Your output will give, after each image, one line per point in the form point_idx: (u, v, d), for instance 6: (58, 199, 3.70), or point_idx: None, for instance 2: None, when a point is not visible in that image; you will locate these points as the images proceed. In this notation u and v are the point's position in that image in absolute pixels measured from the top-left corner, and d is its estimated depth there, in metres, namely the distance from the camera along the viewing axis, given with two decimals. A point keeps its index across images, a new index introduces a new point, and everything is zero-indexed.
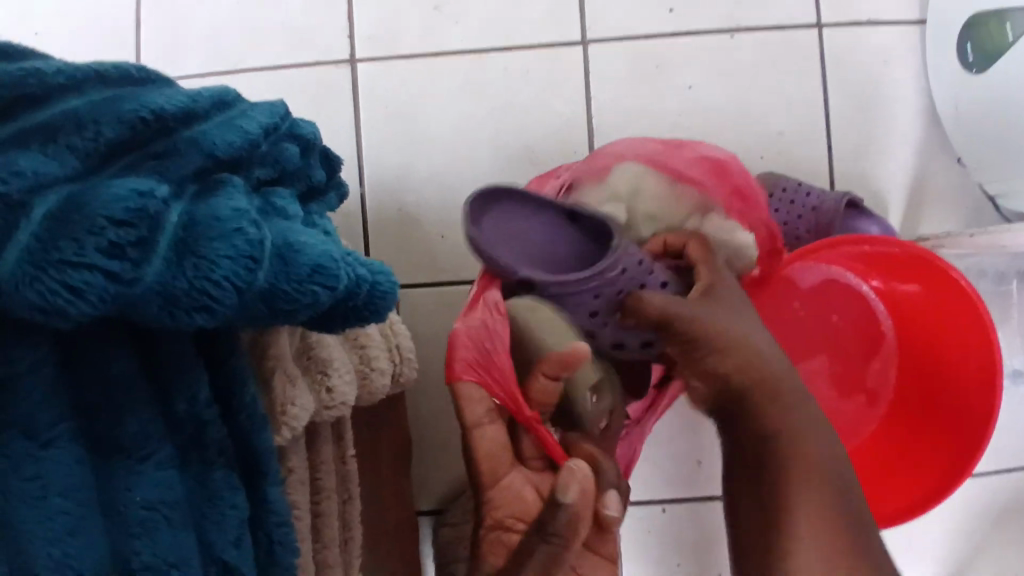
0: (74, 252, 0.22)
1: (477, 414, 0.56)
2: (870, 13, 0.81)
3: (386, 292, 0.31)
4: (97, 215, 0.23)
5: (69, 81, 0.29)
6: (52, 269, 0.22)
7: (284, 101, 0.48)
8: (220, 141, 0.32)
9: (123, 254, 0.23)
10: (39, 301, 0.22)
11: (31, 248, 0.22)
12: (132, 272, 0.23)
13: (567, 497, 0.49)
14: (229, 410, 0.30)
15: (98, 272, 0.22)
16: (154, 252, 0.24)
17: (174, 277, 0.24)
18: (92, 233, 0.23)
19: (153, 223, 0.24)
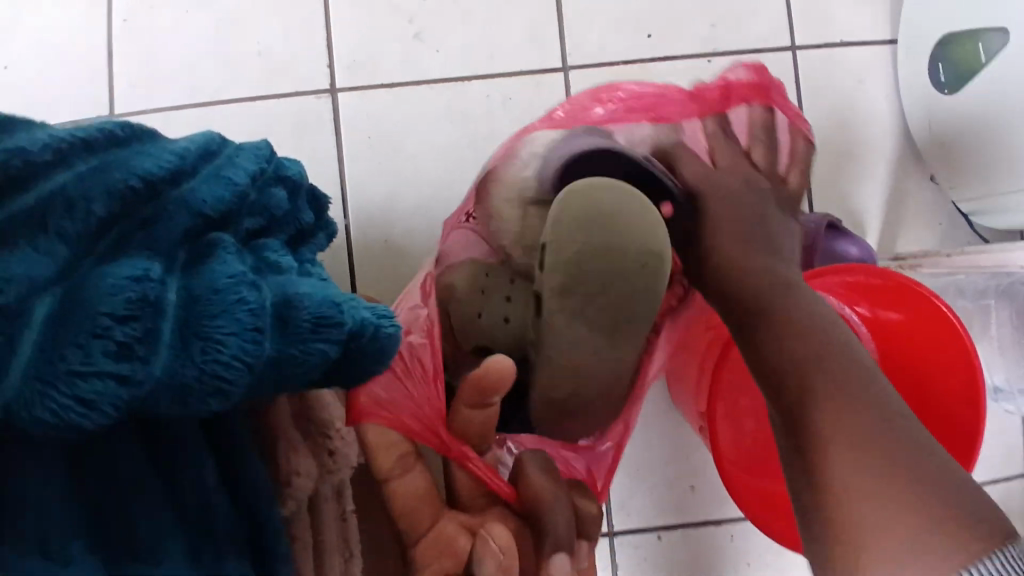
0: (80, 361, 0.24)
1: (384, 466, 0.49)
2: (844, 35, 0.83)
3: (393, 334, 0.31)
4: (99, 314, 0.24)
5: (54, 156, 0.27)
6: (61, 381, 0.24)
7: (268, 141, 0.46)
8: (210, 197, 0.31)
9: (131, 353, 0.24)
10: (52, 417, 0.24)
11: (41, 362, 0.24)
12: (141, 370, 0.24)
13: (484, 570, 0.45)
14: (235, 491, 0.30)
15: (108, 377, 0.24)
16: (160, 343, 0.25)
17: (183, 366, 0.25)
18: (97, 336, 0.24)
19: (154, 313, 0.25)
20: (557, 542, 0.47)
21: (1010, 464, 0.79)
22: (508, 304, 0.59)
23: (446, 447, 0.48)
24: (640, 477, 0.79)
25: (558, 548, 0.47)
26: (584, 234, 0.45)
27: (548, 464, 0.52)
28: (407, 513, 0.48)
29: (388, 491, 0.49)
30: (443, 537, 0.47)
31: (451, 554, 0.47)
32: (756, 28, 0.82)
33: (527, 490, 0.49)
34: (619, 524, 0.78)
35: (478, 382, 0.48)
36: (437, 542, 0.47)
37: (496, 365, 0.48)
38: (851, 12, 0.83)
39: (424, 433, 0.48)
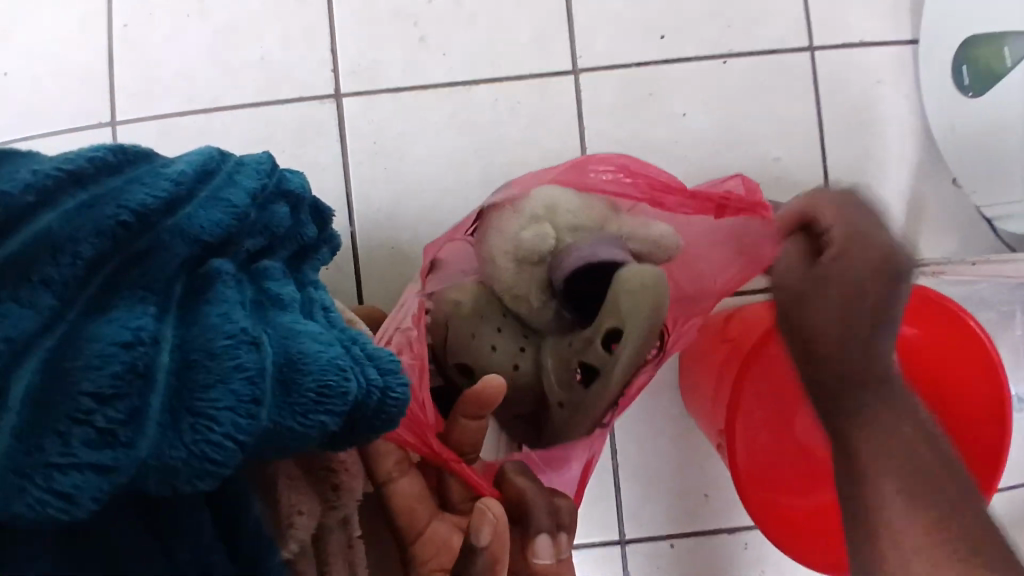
0: (59, 453, 0.23)
1: (386, 467, 0.44)
2: (862, 35, 0.80)
3: (400, 399, 0.29)
4: (80, 396, 0.23)
5: (40, 195, 0.25)
6: (38, 476, 0.23)
7: (268, 153, 0.44)
8: (208, 223, 0.30)
9: (113, 440, 0.24)
10: (31, 511, 0.23)
11: (19, 451, 0.23)
12: (124, 456, 0.24)
13: (481, 540, 0.42)
14: (235, 541, 0.29)
15: (88, 470, 0.23)
16: (147, 422, 0.24)
17: (170, 447, 0.24)
18: (78, 421, 0.23)
19: (141, 385, 0.24)
20: (539, 528, 0.46)
21: None
22: (498, 334, 0.58)
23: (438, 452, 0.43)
24: (651, 489, 0.77)
25: (540, 534, 0.46)
26: (636, 316, 0.49)
27: (523, 466, 0.50)
28: (402, 516, 0.43)
29: (386, 494, 0.44)
30: (436, 540, 0.43)
31: (447, 552, 0.43)
32: (772, 27, 0.79)
33: (510, 490, 0.47)
34: (630, 534, 0.77)
35: (473, 396, 0.45)
36: (430, 543, 0.43)
37: (495, 379, 0.46)
38: (870, 11, 0.80)
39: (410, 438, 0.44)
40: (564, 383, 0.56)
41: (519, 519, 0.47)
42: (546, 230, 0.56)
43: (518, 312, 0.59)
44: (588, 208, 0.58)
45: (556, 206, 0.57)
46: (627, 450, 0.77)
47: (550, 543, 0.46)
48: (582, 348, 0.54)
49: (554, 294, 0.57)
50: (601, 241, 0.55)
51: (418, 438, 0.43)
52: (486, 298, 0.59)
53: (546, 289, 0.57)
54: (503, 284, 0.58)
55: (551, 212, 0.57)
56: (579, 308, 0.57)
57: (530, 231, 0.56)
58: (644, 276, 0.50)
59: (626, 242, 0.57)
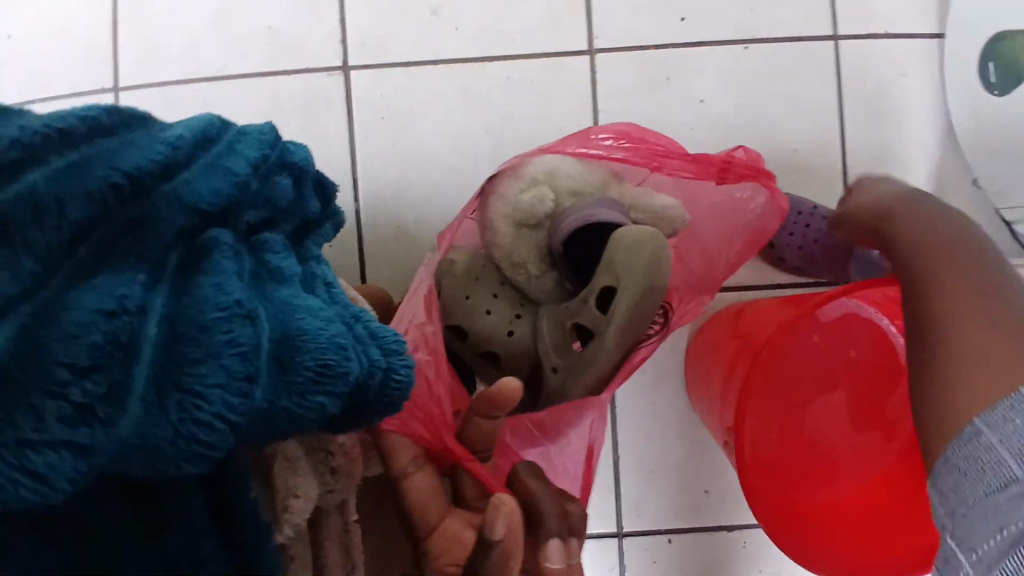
0: (33, 428, 0.22)
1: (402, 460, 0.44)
2: (887, 24, 0.77)
3: (402, 381, 0.28)
4: (60, 367, 0.22)
5: (23, 152, 0.23)
6: (12, 454, 0.22)
7: (272, 124, 0.43)
8: (206, 190, 0.28)
9: (93, 417, 0.22)
10: (2, 491, 0.22)
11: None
12: (103, 434, 0.22)
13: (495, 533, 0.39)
14: (229, 526, 0.28)
15: (63, 449, 0.22)
16: (131, 397, 0.23)
17: (156, 427, 0.23)
18: (54, 397, 0.22)
19: (123, 360, 0.23)
20: (550, 533, 0.43)
21: None
22: (494, 299, 0.56)
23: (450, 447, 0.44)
24: (653, 481, 0.76)
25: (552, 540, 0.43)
26: (630, 275, 0.48)
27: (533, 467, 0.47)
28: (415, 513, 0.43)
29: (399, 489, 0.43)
30: (449, 535, 0.42)
31: (461, 548, 0.42)
32: (795, 13, 0.77)
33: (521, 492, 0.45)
34: (630, 526, 0.76)
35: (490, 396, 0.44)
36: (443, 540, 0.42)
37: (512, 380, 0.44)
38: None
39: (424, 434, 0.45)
40: (560, 348, 0.53)
41: (528, 522, 0.44)
42: (546, 195, 0.54)
43: (516, 281, 0.57)
44: (588, 174, 0.55)
45: (555, 173, 0.55)
46: (630, 442, 0.76)
47: (563, 549, 0.44)
48: (575, 311, 0.53)
49: (553, 261, 0.56)
50: (602, 206, 0.54)
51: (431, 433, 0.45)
52: (482, 263, 0.57)
53: (546, 256, 0.56)
54: (500, 250, 0.56)
55: (552, 177, 0.55)
56: (579, 273, 0.56)
57: (529, 195, 0.54)
58: (639, 238, 0.48)
59: (628, 211, 0.55)
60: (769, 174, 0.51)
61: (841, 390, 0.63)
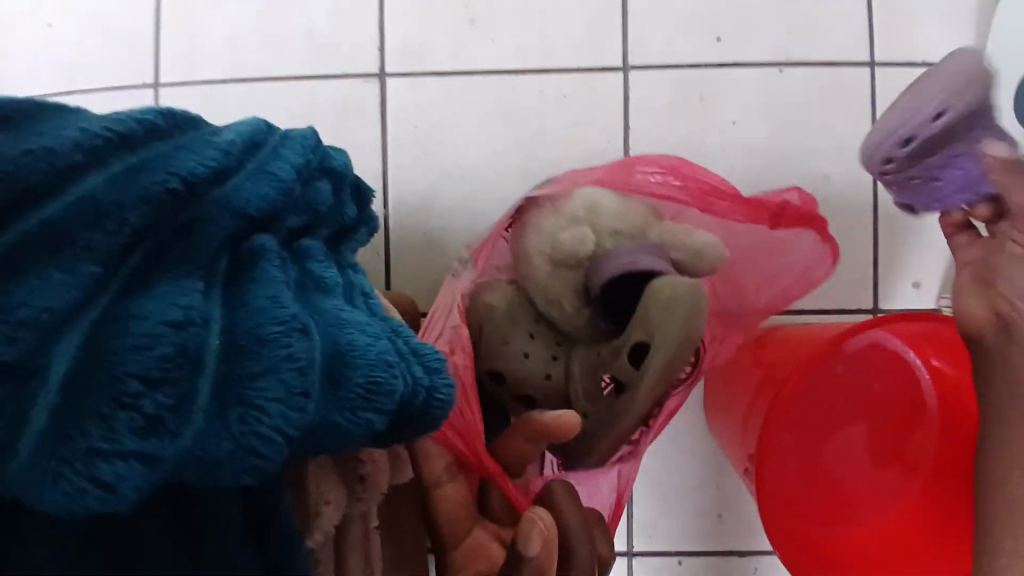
0: (103, 439, 0.22)
1: (435, 471, 0.46)
2: (927, 53, 0.77)
3: (444, 400, 0.28)
4: (128, 375, 0.23)
5: (86, 158, 0.24)
6: (79, 461, 0.22)
7: (314, 129, 0.43)
8: (255, 198, 0.28)
9: (160, 428, 0.23)
10: (68, 499, 0.22)
11: (64, 438, 0.22)
12: (171, 446, 0.23)
13: (529, 550, 0.42)
14: (265, 538, 0.28)
15: (132, 459, 0.22)
16: (195, 408, 0.23)
17: (215, 440, 0.23)
18: (124, 407, 0.23)
19: (188, 374, 0.23)
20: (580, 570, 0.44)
21: None
22: (530, 340, 0.57)
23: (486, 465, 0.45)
24: (668, 502, 0.76)
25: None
26: (668, 330, 0.48)
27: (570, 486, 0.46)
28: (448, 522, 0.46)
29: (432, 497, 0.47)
30: (477, 546, 0.46)
31: (486, 558, 0.46)
32: (833, 39, 0.77)
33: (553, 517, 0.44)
34: (640, 546, 0.76)
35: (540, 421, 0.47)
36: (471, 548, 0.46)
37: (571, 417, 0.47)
38: (936, 28, 0.77)
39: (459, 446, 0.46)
40: (592, 395, 0.55)
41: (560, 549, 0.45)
42: (585, 236, 0.54)
43: (550, 317, 0.57)
44: (630, 215, 0.55)
45: (596, 216, 0.54)
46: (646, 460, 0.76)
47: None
48: (609, 360, 0.54)
49: (588, 301, 0.55)
50: (641, 249, 0.54)
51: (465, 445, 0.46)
52: (519, 301, 0.58)
53: (581, 296, 0.56)
54: (536, 290, 0.56)
55: (591, 216, 0.55)
56: (616, 314, 0.55)
57: (566, 239, 0.54)
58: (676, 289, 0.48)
59: (667, 252, 0.55)
60: (824, 222, 0.53)
61: (863, 423, 0.62)
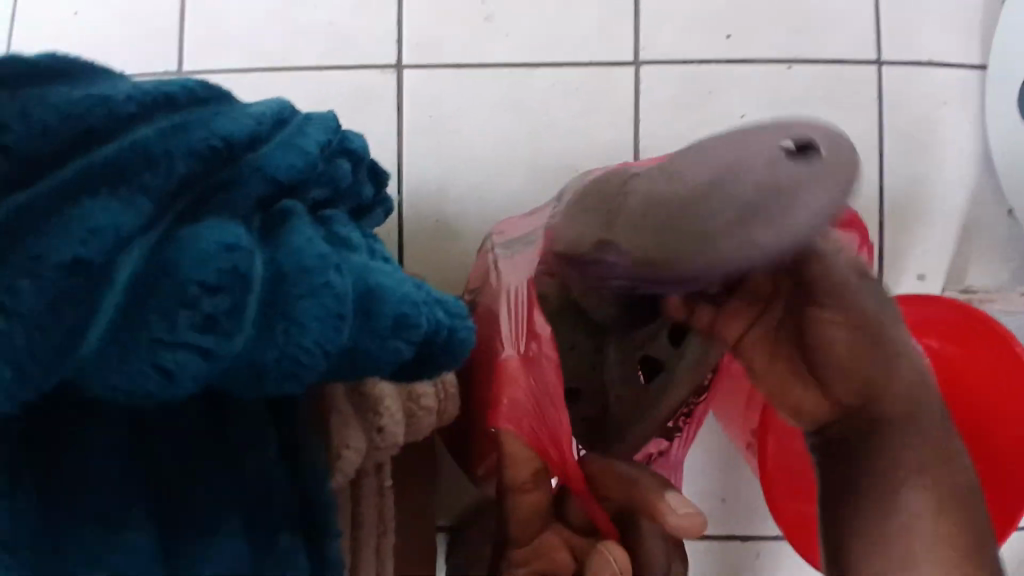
0: (166, 331, 0.23)
1: (521, 476, 0.49)
2: (933, 52, 0.79)
3: (463, 339, 0.30)
4: (188, 282, 0.23)
5: (138, 108, 0.26)
6: (141, 350, 0.23)
7: (334, 111, 0.45)
8: (284, 165, 0.30)
9: (216, 328, 0.23)
10: (129, 384, 0.23)
11: (124, 331, 0.23)
12: (224, 345, 0.24)
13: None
14: (297, 464, 0.30)
15: (192, 351, 0.23)
16: (246, 317, 0.24)
17: (263, 347, 0.25)
18: (185, 306, 0.23)
19: (242, 287, 0.24)
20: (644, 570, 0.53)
21: None
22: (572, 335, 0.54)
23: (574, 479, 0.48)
24: None
25: None
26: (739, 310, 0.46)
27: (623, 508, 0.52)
28: (521, 521, 0.51)
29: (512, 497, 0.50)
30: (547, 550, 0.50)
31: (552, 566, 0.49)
32: (839, 36, 0.78)
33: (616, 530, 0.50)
34: None
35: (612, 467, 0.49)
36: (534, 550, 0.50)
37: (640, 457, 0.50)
38: (940, 28, 0.78)
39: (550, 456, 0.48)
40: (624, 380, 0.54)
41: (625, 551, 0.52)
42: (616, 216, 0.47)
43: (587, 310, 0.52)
44: None
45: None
46: None
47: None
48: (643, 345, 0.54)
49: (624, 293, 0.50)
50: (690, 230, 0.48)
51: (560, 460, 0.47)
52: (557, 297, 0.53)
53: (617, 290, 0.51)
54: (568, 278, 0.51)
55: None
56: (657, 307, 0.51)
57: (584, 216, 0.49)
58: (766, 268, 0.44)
59: None
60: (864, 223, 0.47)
61: None
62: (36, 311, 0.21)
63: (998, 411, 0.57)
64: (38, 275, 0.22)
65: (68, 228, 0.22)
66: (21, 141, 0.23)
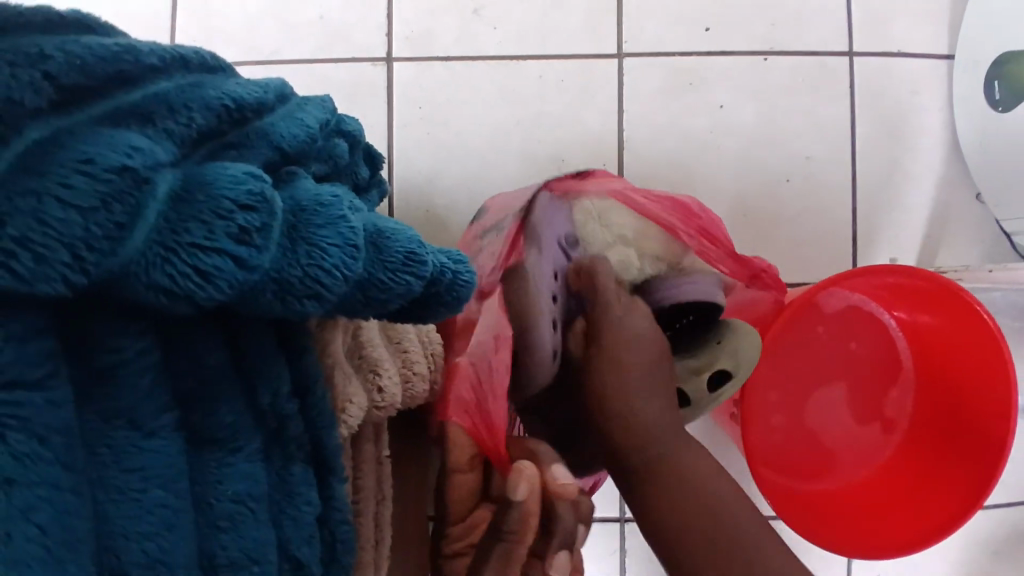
0: (204, 235, 0.20)
1: (460, 456, 0.50)
2: (902, 44, 0.82)
3: (469, 281, 0.29)
4: (222, 196, 0.21)
5: (160, 63, 0.28)
6: (180, 251, 0.20)
7: (329, 95, 0.46)
8: (288, 135, 0.32)
9: (249, 239, 0.21)
10: (168, 287, 0.20)
11: (164, 231, 0.20)
12: (259, 258, 0.21)
13: (517, 496, 0.46)
14: (306, 405, 0.29)
15: (226, 257, 0.20)
16: (275, 237, 0.22)
17: (288, 265, 0.22)
18: (220, 216, 0.21)
19: (273, 210, 0.22)
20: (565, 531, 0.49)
21: None
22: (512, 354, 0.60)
23: (497, 447, 0.49)
24: None
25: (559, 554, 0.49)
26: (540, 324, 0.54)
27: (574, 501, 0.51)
28: (456, 501, 0.50)
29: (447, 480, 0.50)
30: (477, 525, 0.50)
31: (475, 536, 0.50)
32: (815, 28, 0.81)
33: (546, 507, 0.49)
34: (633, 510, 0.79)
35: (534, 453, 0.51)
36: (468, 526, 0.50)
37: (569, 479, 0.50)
38: (909, 22, 0.82)
39: (489, 444, 0.50)
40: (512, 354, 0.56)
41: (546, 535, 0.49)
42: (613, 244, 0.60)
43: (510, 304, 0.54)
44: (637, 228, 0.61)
45: (630, 265, 0.60)
46: None
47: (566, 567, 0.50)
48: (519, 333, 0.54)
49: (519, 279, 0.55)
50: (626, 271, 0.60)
51: (493, 445, 0.50)
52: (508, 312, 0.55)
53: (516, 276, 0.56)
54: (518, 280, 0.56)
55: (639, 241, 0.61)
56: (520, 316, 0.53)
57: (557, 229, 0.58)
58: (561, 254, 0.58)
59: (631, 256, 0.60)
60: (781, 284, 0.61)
61: (844, 383, 0.69)
62: (91, 207, 0.19)
63: (981, 407, 0.58)
64: (89, 173, 0.19)
65: (108, 141, 0.20)
66: (62, 71, 0.24)
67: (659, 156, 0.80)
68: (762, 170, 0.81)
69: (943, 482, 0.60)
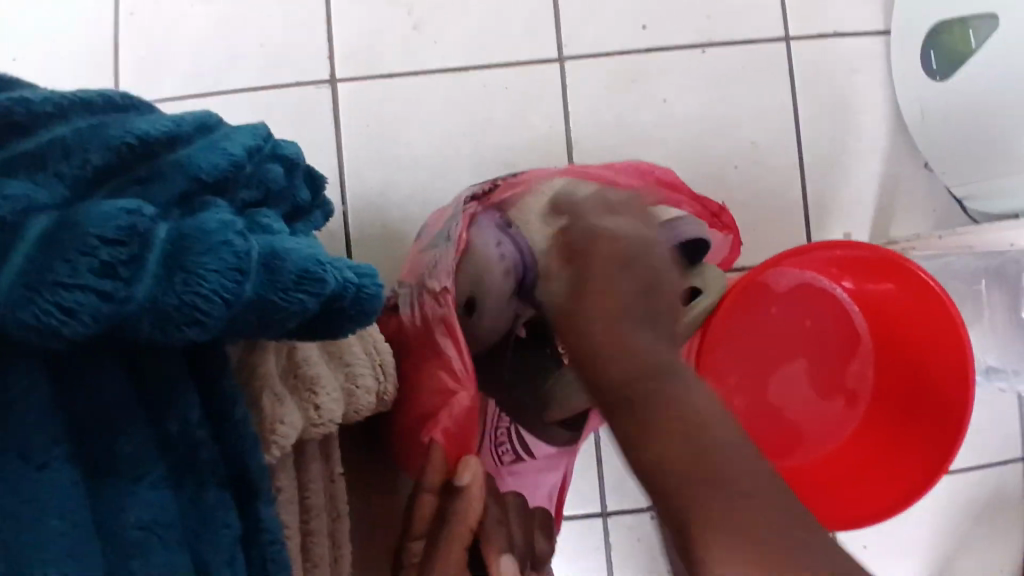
0: (68, 273, 0.21)
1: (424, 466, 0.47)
2: (838, 24, 0.83)
3: (372, 293, 0.29)
4: (87, 233, 0.21)
5: (57, 108, 0.28)
6: (46, 290, 0.21)
7: (262, 122, 0.44)
8: (207, 164, 0.30)
9: (115, 273, 0.22)
10: (36, 325, 0.21)
11: (28, 274, 0.21)
12: (126, 292, 0.22)
13: (463, 481, 0.46)
14: (222, 431, 0.29)
15: (91, 293, 0.21)
16: (147, 268, 0.22)
17: (165, 294, 0.22)
18: (85, 254, 0.21)
19: (145, 242, 0.22)
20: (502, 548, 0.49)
21: (1002, 450, 0.80)
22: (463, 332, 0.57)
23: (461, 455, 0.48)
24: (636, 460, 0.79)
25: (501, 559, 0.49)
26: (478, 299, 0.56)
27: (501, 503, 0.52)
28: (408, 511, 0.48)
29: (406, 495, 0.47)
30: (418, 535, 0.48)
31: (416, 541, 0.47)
32: (751, 15, 0.83)
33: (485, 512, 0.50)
34: (613, 505, 0.79)
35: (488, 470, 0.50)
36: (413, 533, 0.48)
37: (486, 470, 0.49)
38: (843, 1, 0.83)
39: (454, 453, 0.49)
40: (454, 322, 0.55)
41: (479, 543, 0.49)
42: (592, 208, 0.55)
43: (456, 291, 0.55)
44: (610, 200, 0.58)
45: None
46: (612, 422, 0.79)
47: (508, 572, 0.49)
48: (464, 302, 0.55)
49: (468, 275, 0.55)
50: None
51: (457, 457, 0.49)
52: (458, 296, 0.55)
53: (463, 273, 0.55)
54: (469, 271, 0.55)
55: None
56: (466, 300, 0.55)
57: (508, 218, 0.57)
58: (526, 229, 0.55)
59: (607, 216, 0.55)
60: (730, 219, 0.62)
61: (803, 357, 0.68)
62: None
63: (939, 378, 0.59)
64: None
65: None
66: None
67: (608, 153, 0.81)
68: (711, 158, 0.82)
69: (909, 451, 0.61)
